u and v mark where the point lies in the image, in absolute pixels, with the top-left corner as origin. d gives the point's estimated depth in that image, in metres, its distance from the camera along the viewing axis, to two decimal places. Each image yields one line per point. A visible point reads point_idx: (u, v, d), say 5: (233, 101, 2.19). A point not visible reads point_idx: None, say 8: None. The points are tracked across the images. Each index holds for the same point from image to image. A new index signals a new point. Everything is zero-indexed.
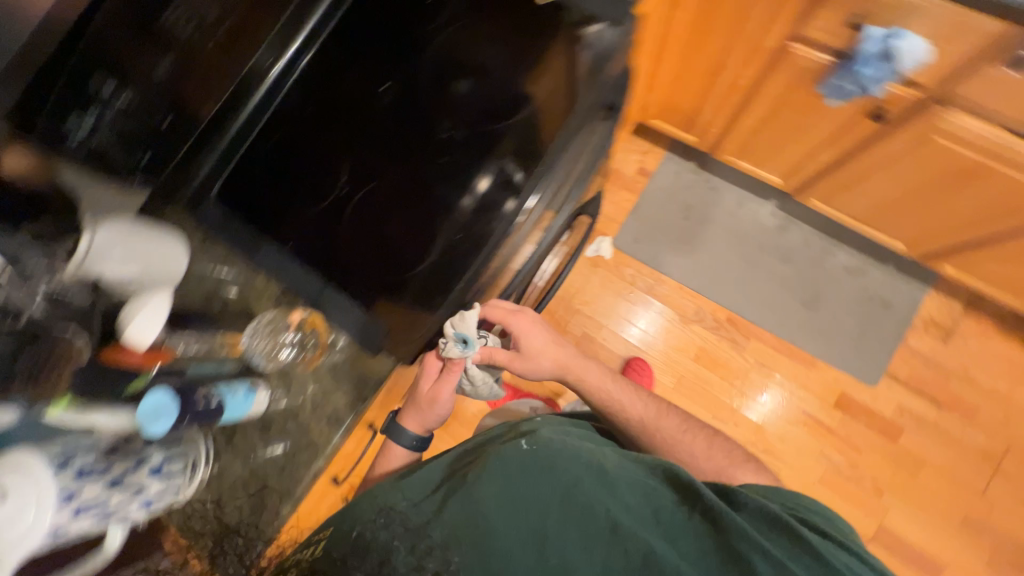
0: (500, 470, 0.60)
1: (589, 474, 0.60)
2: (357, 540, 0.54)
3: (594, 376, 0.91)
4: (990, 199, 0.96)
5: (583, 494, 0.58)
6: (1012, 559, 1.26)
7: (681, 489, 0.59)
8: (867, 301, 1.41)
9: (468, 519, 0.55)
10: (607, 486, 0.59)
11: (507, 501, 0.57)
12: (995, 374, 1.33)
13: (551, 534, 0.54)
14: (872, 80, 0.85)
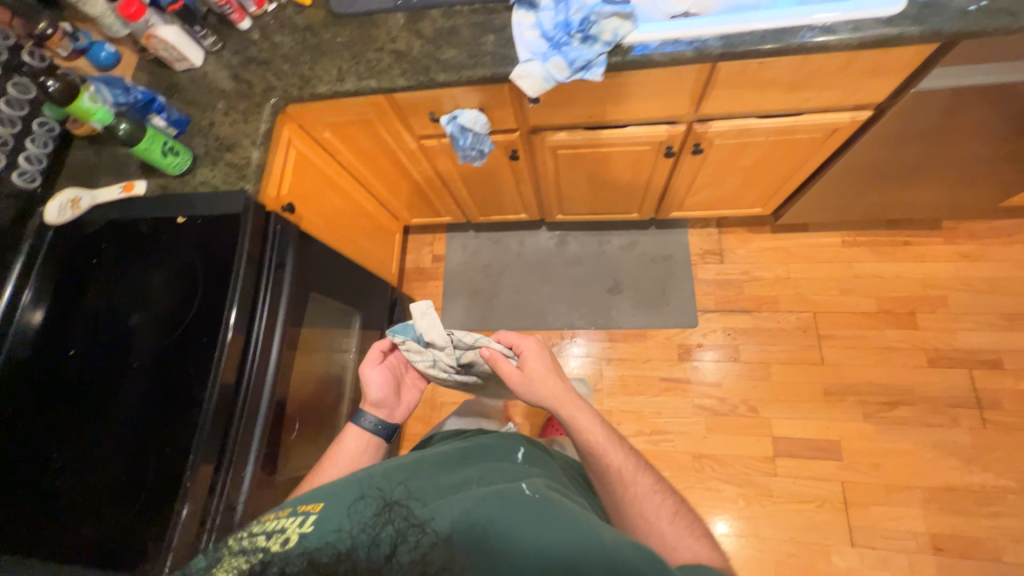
0: (497, 504, 0.61)
1: (570, 522, 0.58)
2: (351, 525, 0.61)
3: (587, 421, 0.80)
4: (628, 166, 1.18)
5: (558, 539, 0.55)
6: (878, 404, 1.35)
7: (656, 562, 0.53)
8: (650, 263, 1.60)
9: (464, 519, 0.60)
10: (583, 543, 0.54)
11: (497, 529, 0.58)
12: (767, 265, 1.54)
13: (522, 550, 0.54)
14: (477, 143, 1.02)
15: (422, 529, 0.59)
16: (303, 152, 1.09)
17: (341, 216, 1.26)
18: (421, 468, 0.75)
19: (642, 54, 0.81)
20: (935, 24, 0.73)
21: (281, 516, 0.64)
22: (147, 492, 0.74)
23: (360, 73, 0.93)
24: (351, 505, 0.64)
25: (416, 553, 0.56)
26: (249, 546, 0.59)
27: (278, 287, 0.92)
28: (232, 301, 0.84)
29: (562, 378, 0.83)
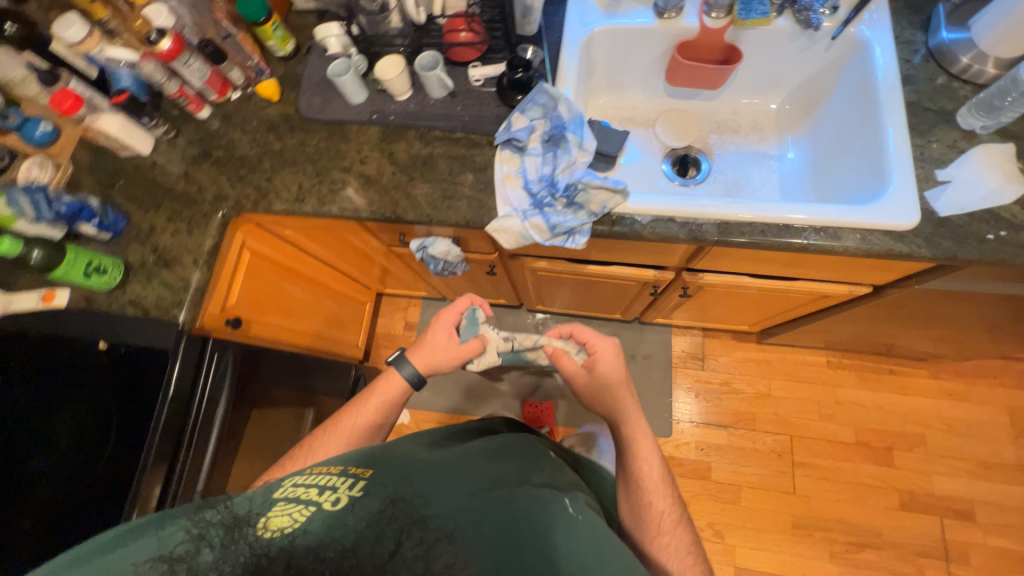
0: (526, 531, 0.53)
1: (599, 560, 0.51)
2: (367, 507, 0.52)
3: (643, 454, 0.73)
4: (611, 291, 1.11)
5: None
6: (845, 544, 1.31)
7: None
8: (629, 361, 1.53)
9: (483, 535, 0.51)
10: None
11: (523, 558, 0.49)
12: (749, 377, 1.48)
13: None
14: (450, 267, 0.95)
15: (441, 535, 0.51)
16: (260, 252, 0.99)
17: (301, 306, 1.17)
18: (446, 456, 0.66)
19: (630, 229, 0.74)
20: (949, 248, 0.66)
21: (330, 474, 0.58)
22: None
23: (321, 195, 0.84)
24: (384, 482, 0.57)
25: (430, 553, 0.49)
26: (261, 505, 0.53)
27: (208, 432, 0.84)
28: (150, 455, 0.77)
29: (633, 400, 0.76)
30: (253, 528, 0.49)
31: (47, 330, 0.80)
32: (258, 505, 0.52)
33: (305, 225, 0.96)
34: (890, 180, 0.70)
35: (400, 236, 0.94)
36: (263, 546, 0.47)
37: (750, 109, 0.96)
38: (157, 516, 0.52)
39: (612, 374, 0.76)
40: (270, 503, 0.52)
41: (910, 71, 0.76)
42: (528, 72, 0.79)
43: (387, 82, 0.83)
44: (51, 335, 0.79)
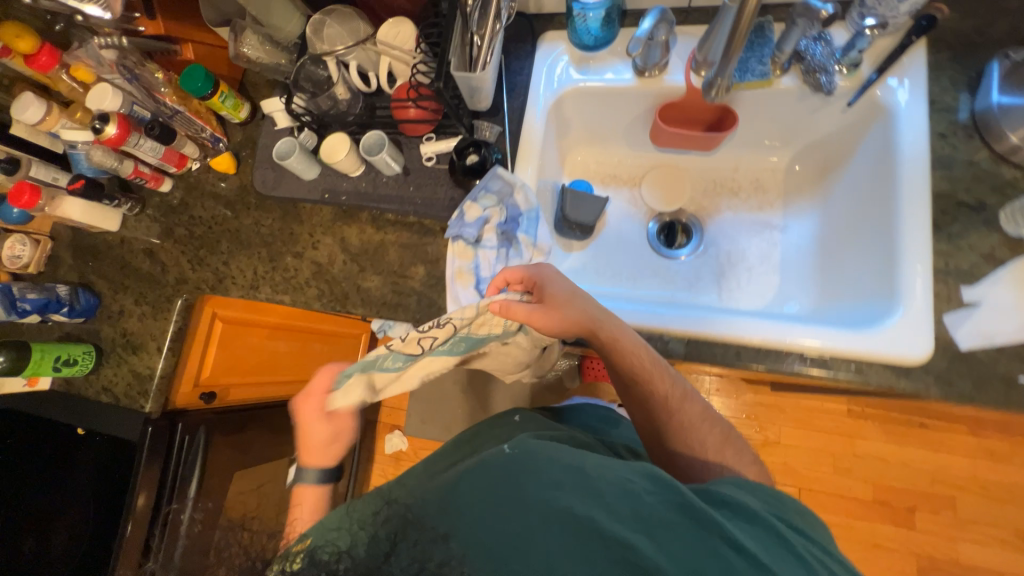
0: (487, 474, 0.47)
1: (580, 466, 0.47)
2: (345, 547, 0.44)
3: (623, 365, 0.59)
4: None
5: (577, 502, 0.44)
6: None
7: (692, 501, 0.42)
8: None
9: (451, 499, 0.46)
10: (620, 490, 0.44)
11: (495, 498, 0.45)
12: (757, 423, 1.38)
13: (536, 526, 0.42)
14: None
15: (422, 526, 0.45)
16: (235, 320, 0.98)
17: (288, 359, 1.17)
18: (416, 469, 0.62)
19: (587, 342, 0.66)
20: (966, 392, 0.55)
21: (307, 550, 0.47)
22: None
23: (275, 284, 0.81)
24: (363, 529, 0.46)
25: (426, 553, 0.42)
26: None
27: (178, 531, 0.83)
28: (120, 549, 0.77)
29: (591, 299, 0.60)
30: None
31: (40, 418, 0.86)
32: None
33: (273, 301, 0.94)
34: (901, 297, 0.58)
35: None
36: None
37: (755, 167, 0.83)
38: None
39: (549, 302, 0.58)
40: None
41: (945, 150, 0.61)
42: (483, 154, 0.71)
43: (334, 164, 0.76)
44: (43, 422, 0.86)
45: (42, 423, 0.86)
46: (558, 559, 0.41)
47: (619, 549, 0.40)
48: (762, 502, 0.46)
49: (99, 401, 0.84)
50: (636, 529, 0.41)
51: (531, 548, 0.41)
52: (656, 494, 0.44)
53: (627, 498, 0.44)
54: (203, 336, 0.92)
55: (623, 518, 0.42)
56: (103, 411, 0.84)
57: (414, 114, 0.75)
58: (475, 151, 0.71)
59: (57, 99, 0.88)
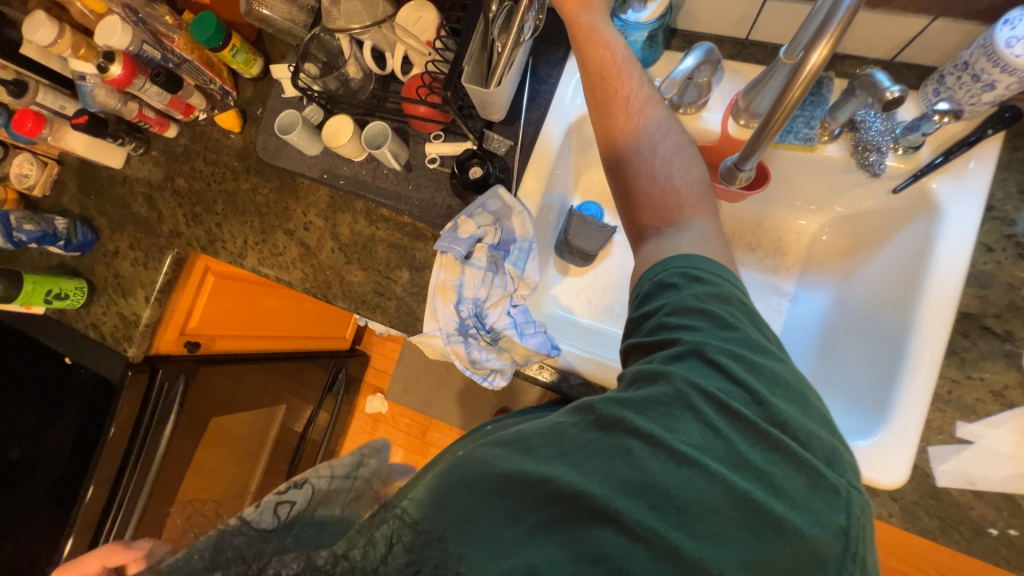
0: (446, 472, 0.45)
1: (517, 435, 0.44)
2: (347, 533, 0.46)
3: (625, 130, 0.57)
4: None
5: (512, 458, 0.42)
6: None
7: (607, 415, 0.41)
8: None
9: (436, 506, 0.42)
10: (549, 436, 0.42)
11: (460, 504, 0.41)
12: None
13: (481, 494, 0.41)
14: None
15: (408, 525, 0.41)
16: (226, 273, 0.99)
17: (277, 315, 1.19)
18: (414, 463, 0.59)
19: (554, 383, 0.66)
20: (930, 528, 0.52)
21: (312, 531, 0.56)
22: None
23: (263, 256, 0.80)
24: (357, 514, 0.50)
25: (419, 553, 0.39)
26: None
27: (146, 474, 0.85)
28: (90, 482, 0.82)
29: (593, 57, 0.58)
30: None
31: (34, 339, 0.89)
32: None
33: None
34: (888, 415, 0.54)
35: None
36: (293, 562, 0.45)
37: (780, 225, 0.75)
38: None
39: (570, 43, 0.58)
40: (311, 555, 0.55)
41: (987, 265, 0.55)
42: (486, 168, 0.67)
43: (337, 148, 0.72)
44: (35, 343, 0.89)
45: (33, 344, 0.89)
46: (513, 525, 0.39)
47: (564, 489, 0.38)
48: (706, 334, 0.43)
49: (86, 336, 0.87)
50: (570, 464, 0.40)
51: (484, 511, 0.40)
52: (593, 433, 0.41)
53: (573, 449, 0.41)
54: (195, 289, 0.94)
55: (549, 458, 0.41)
56: (92, 347, 0.87)
57: (424, 111, 0.70)
58: (479, 163, 0.68)
59: (70, 21, 0.84)
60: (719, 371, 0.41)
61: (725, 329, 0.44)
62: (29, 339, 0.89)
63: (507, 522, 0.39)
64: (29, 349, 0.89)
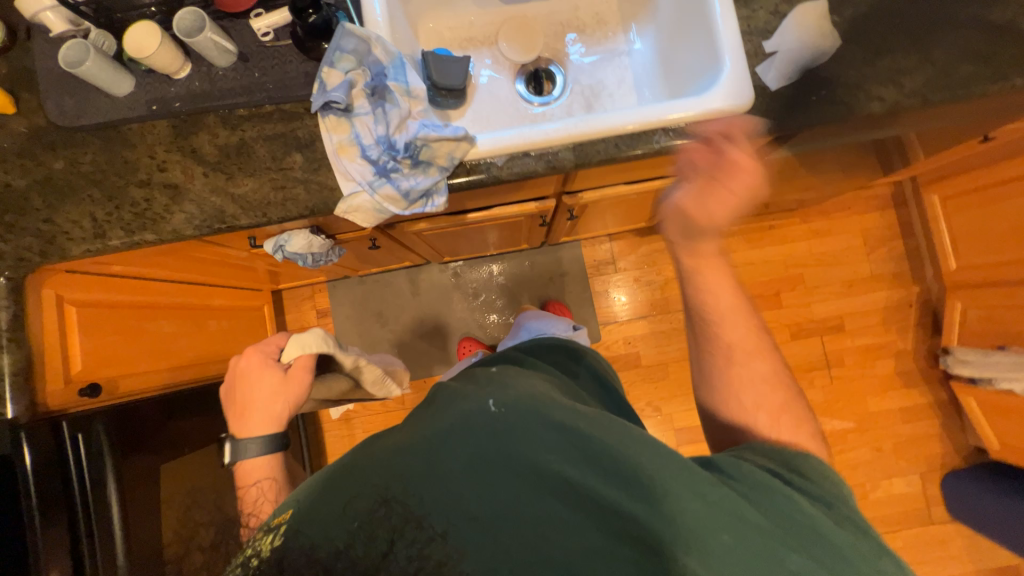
0: (499, 468, 0.45)
1: (591, 447, 0.47)
2: (330, 516, 0.44)
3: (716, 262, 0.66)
4: (505, 230, 1.09)
5: (577, 471, 0.46)
6: None
7: (709, 488, 0.46)
8: (548, 283, 1.58)
9: (481, 507, 0.43)
10: (623, 467, 0.46)
11: (514, 513, 0.43)
12: (657, 266, 1.58)
13: (534, 499, 0.44)
14: (321, 257, 0.87)
15: (414, 523, 0.43)
16: (89, 301, 0.84)
17: (174, 340, 1.03)
18: (419, 401, 0.58)
19: (488, 174, 0.69)
20: (783, 121, 0.68)
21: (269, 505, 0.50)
22: None
23: (127, 223, 0.69)
24: (329, 473, 0.49)
25: (423, 552, 0.42)
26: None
27: (112, 519, 0.76)
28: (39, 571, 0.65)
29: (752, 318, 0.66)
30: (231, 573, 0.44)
31: None
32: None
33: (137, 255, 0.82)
34: (723, 61, 0.69)
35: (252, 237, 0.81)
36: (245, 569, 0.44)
37: (590, 2, 0.90)
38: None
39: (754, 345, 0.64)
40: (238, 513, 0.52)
41: None
42: (324, 14, 0.66)
43: (148, 60, 0.65)
44: None
45: None
46: (551, 535, 0.43)
47: (615, 510, 0.44)
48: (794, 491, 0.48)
49: None
50: (632, 495, 0.44)
51: (523, 514, 0.43)
52: (690, 506, 0.44)
53: (667, 508, 0.44)
54: (61, 322, 0.79)
55: (630, 498, 0.44)
56: None
57: None
58: (316, 12, 0.66)
59: None
60: (799, 506, 0.47)
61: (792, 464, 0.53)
62: None
63: (556, 537, 0.43)
64: None
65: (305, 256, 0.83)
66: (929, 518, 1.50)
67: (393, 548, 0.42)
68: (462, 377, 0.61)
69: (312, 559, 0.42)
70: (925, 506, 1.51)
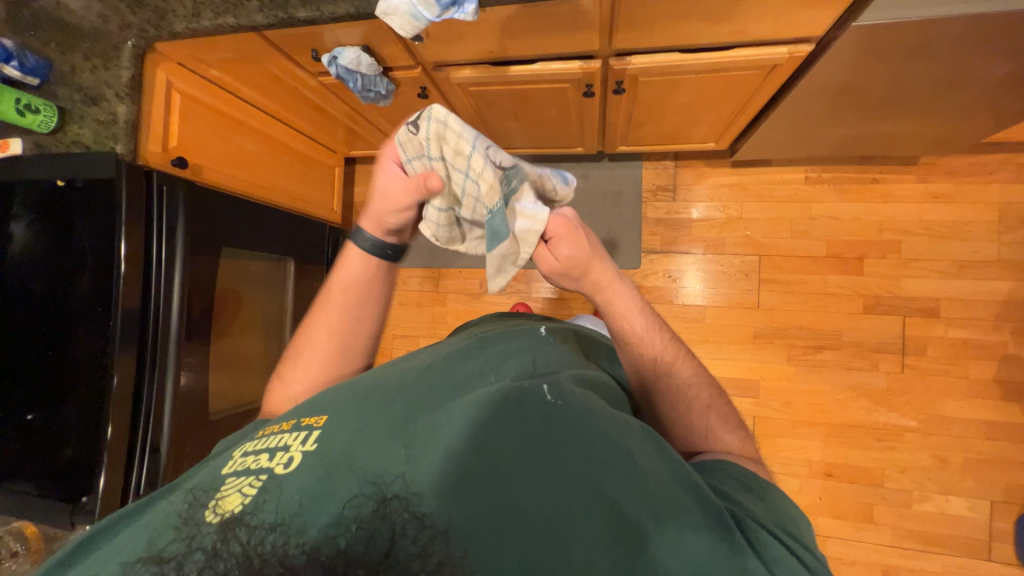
0: (526, 464, 0.44)
1: (620, 452, 0.46)
2: (335, 502, 0.42)
3: (625, 301, 0.71)
4: (553, 105, 1.08)
5: (624, 498, 0.43)
6: (804, 347, 1.38)
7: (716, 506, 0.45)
8: (600, 200, 1.53)
9: (503, 507, 0.42)
10: (644, 482, 0.45)
11: (536, 520, 0.42)
12: (722, 204, 1.45)
13: (558, 526, 0.42)
14: (371, 84, 0.95)
15: (417, 521, 0.41)
16: (190, 95, 1.01)
17: (254, 159, 1.21)
18: (425, 376, 0.57)
19: None
20: None
21: (284, 430, 0.51)
22: (72, 423, 0.87)
23: (216, 6, 0.80)
24: (345, 440, 0.47)
25: (423, 552, 0.39)
26: (195, 533, 0.41)
27: (173, 269, 0.93)
28: (121, 268, 0.86)
29: (676, 343, 0.72)
30: (226, 562, 0.39)
31: (14, 169, 0.89)
32: (140, 556, 0.41)
33: (229, 55, 0.96)
34: None
35: (317, 51, 0.90)
36: (240, 551, 0.39)
37: None
38: (168, 490, 0.49)
39: (679, 362, 0.70)
40: (221, 481, 0.46)
41: None
42: None
43: None
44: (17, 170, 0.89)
45: (18, 170, 0.89)
46: (570, 543, 0.41)
47: (629, 521, 0.42)
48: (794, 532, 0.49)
49: (75, 146, 0.90)
50: (647, 507, 0.43)
51: (547, 538, 0.41)
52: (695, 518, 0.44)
53: (676, 524, 0.43)
54: (167, 100, 0.96)
55: (647, 512, 0.43)
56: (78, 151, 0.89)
57: None
58: None
59: None
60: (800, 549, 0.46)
61: (792, 532, 0.48)
62: (10, 165, 0.89)
63: (576, 545, 0.41)
64: (12, 178, 0.89)
65: (354, 77, 0.92)
66: (986, 554, 1.26)
67: (391, 547, 0.39)
68: (479, 366, 0.59)
69: (311, 553, 0.39)
70: (986, 539, 1.26)
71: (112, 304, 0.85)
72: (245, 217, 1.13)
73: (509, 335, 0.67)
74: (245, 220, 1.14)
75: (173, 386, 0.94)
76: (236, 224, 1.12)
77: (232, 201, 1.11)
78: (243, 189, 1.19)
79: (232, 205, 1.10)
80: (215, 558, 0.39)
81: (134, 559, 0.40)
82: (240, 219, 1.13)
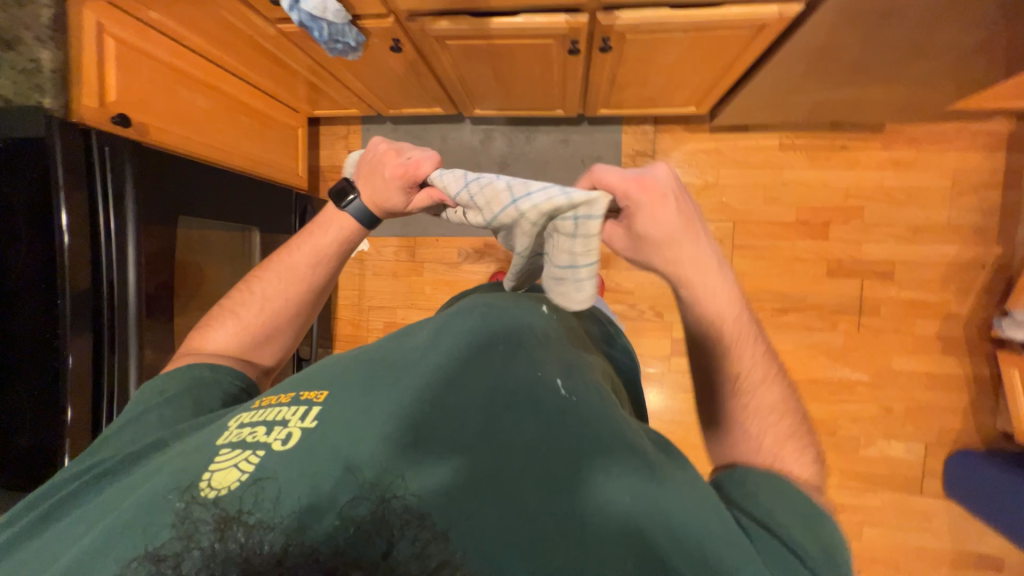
0: (537, 462, 0.41)
1: (638, 455, 0.42)
2: (332, 500, 0.39)
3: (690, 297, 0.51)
4: (535, 61, 1.02)
5: (633, 507, 0.39)
6: (771, 310, 1.45)
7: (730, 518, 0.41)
8: (579, 164, 1.49)
9: (510, 508, 0.39)
10: (661, 488, 0.41)
11: (542, 522, 0.39)
12: (699, 169, 1.46)
13: (573, 531, 0.39)
14: (338, 34, 0.87)
15: (417, 519, 0.38)
16: (128, 43, 0.90)
17: (206, 117, 1.10)
18: (437, 348, 0.50)
19: None
20: None
21: (280, 403, 0.48)
22: (25, 409, 0.81)
23: None
24: (345, 422, 0.43)
25: (423, 551, 0.37)
26: (191, 533, 0.38)
27: (125, 240, 0.85)
28: (65, 237, 0.78)
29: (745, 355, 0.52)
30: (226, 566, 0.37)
31: None
32: (138, 552, 0.39)
33: None
34: None
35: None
36: (241, 553, 0.37)
37: None
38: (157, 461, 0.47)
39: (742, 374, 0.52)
40: (215, 453, 0.44)
41: None
42: None
43: None
44: None
45: None
46: (574, 547, 0.38)
47: (641, 531, 0.39)
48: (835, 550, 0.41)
49: None
50: (661, 520, 0.39)
51: (559, 543, 0.39)
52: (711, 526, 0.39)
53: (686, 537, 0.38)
54: (101, 46, 0.85)
55: (658, 520, 0.39)
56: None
57: None
58: None
59: None
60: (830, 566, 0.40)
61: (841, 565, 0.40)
62: None
63: (582, 550, 0.38)
64: None
65: (319, 25, 0.83)
66: (919, 488, 1.42)
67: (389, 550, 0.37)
68: (498, 333, 0.52)
69: (309, 551, 0.37)
70: (919, 476, 1.42)
71: (59, 281, 0.77)
72: (201, 183, 1.04)
73: (517, 301, 0.59)
74: (206, 183, 1.05)
75: (138, 364, 0.87)
76: (195, 190, 1.02)
77: (187, 164, 1.01)
78: (198, 151, 1.09)
79: (187, 169, 1.00)
80: (214, 559, 0.37)
81: (135, 556, 0.38)
82: (198, 185, 1.03)
